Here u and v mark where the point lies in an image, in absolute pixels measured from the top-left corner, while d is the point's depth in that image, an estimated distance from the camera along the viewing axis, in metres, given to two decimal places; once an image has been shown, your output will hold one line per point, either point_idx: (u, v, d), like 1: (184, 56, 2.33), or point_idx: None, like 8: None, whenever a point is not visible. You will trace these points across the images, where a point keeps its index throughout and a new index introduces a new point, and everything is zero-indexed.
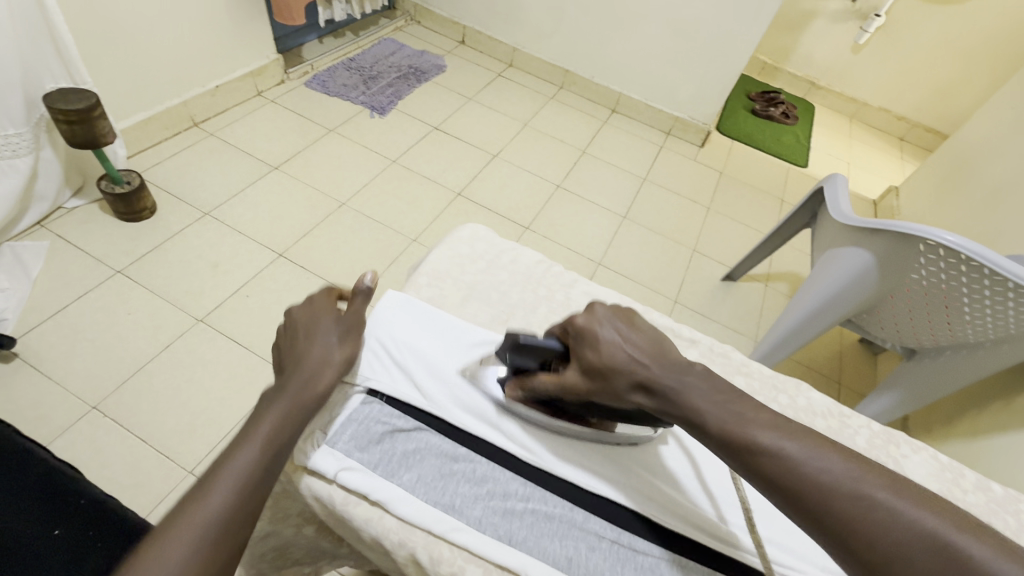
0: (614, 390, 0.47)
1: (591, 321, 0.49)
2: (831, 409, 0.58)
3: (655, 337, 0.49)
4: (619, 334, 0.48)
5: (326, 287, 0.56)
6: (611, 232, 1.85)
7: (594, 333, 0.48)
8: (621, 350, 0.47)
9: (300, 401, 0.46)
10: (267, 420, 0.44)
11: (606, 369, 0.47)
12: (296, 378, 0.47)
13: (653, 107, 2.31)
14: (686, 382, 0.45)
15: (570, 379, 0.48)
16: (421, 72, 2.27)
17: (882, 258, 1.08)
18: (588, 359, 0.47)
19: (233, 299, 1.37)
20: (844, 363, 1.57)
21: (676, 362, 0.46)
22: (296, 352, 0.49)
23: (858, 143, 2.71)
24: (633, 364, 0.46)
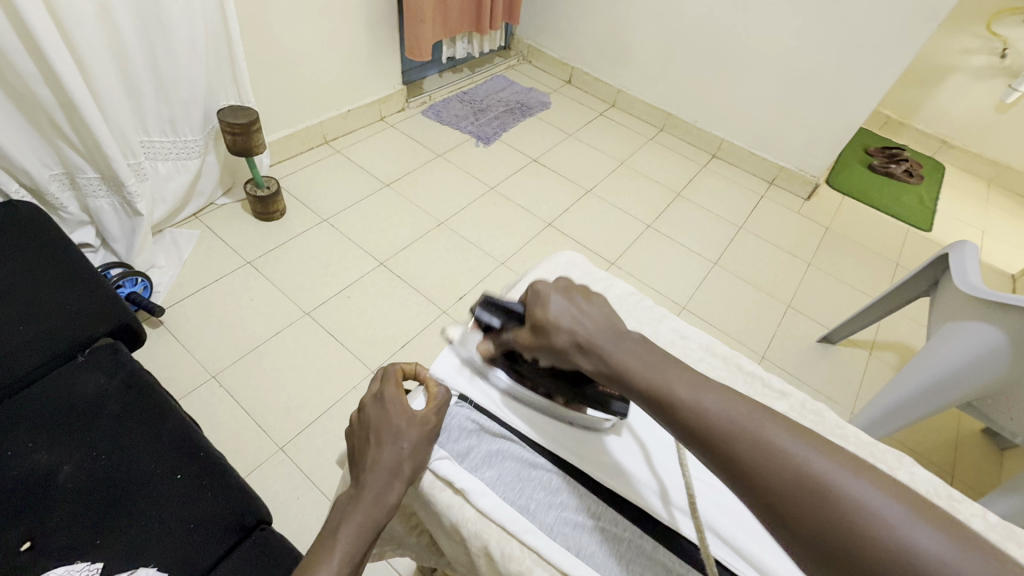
0: (555, 347, 0.46)
1: (547, 287, 0.49)
2: (938, 489, 0.53)
3: (609, 311, 0.48)
4: (572, 302, 0.48)
5: (395, 367, 0.52)
6: (699, 276, 1.81)
7: (546, 296, 0.48)
8: (570, 315, 0.47)
9: (380, 501, 0.44)
10: (350, 521, 0.43)
11: (551, 327, 0.47)
12: (373, 476, 0.45)
13: (758, 155, 2.24)
14: (623, 347, 0.45)
15: (522, 335, 0.49)
16: (527, 108, 2.40)
17: (1017, 338, 0.96)
18: (536, 316, 0.48)
19: (337, 298, 1.52)
20: (960, 454, 1.38)
21: (621, 331, 0.46)
22: (370, 446, 0.46)
23: (996, 210, 2.42)
24: (579, 327, 0.46)
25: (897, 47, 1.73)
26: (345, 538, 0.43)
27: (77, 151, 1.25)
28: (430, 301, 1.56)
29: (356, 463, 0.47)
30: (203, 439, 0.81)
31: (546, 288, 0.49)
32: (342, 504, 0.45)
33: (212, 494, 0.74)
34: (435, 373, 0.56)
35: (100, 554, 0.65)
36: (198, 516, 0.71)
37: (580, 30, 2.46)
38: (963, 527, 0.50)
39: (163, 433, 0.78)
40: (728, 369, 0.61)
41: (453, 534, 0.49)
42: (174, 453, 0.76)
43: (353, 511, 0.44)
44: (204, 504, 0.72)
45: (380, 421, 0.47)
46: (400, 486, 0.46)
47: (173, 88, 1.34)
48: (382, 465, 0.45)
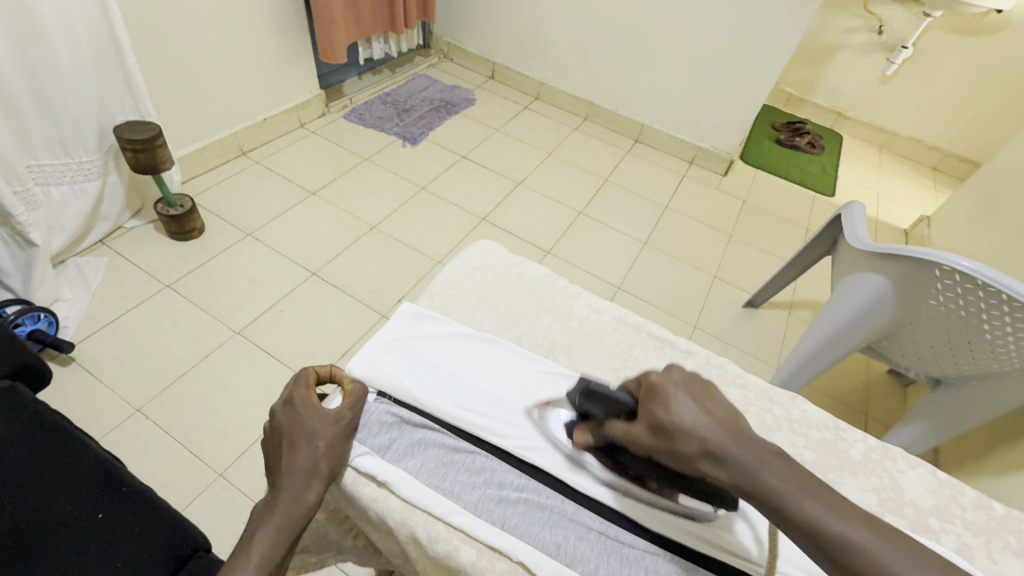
0: (682, 453, 0.43)
1: (664, 381, 0.47)
2: (826, 422, 0.59)
3: (730, 411, 0.46)
4: (696, 402, 0.46)
5: (306, 372, 0.52)
6: (631, 256, 1.89)
7: (666, 395, 0.46)
8: (694, 417, 0.45)
9: (298, 502, 0.44)
10: (267, 526, 0.43)
11: (676, 432, 0.44)
12: (289, 478, 0.45)
13: (676, 137, 2.36)
14: (760, 460, 0.43)
15: (636, 433, 0.46)
16: (451, 105, 2.40)
17: (898, 283, 1.08)
18: (656, 416, 0.45)
19: (268, 313, 1.46)
20: (872, 395, 1.52)
21: (751, 437, 0.44)
22: (285, 450, 0.47)
23: (888, 172, 2.67)
24: (706, 431, 0.44)
25: (786, 29, 1.87)
26: (262, 543, 0.43)
27: None
28: (368, 307, 1.54)
29: (272, 470, 0.47)
30: (125, 473, 0.77)
31: (662, 384, 0.46)
32: (259, 510, 0.45)
33: (137, 529, 0.70)
34: (353, 370, 0.55)
35: None
36: (122, 555, 0.67)
37: (496, 26, 2.48)
38: (847, 452, 0.56)
39: (77, 472, 0.74)
40: (638, 337, 0.64)
41: (383, 527, 0.49)
42: (93, 492, 0.72)
43: (271, 516, 0.44)
44: (129, 540, 0.69)
45: (293, 426, 0.48)
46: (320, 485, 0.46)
47: (59, 106, 1.24)
48: (297, 468, 0.46)
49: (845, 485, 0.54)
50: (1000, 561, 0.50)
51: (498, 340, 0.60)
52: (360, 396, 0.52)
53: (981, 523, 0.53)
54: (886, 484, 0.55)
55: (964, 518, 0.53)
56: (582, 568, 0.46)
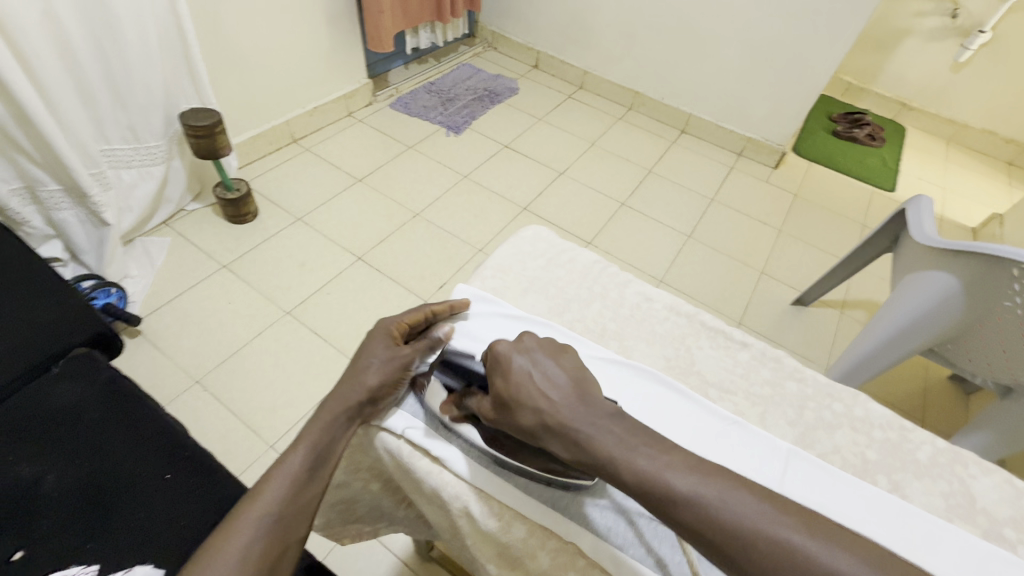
0: (520, 426, 0.45)
1: (508, 350, 0.48)
2: (891, 422, 0.56)
3: (578, 376, 0.46)
4: (536, 367, 0.47)
5: (415, 310, 0.58)
6: (674, 249, 1.84)
7: (508, 363, 0.47)
8: (536, 388, 0.45)
9: (345, 403, 0.50)
10: (319, 419, 0.49)
11: (513, 403, 0.45)
12: (344, 381, 0.51)
13: (724, 127, 2.28)
14: (598, 428, 0.43)
15: (484, 406, 0.47)
16: (495, 95, 2.40)
17: (968, 284, 1.01)
18: (498, 388, 0.46)
19: (316, 295, 1.51)
20: (930, 402, 1.44)
21: (590, 401, 0.44)
22: (349, 367, 0.52)
23: (956, 166, 2.50)
24: (543, 398, 0.45)
25: (850, 12, 1.77)
26: (317, 431, 0.49)
27: (36, 163, 1.23)
28: (410, 292, 1.57)
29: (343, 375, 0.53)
30: (189, 438, 0.81)
31: (506, 353, 0.47)
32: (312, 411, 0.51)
33: (202, 490, 0.75)
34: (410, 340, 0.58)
35: (94, 556, 0.65)
36: (187, 513, 0.72)
37: (542, 13, 2.45)
38: (913, 454, 0.54)
39: (148, 434, 0.79)
40: (691, 327, 0.62)
41: (433, 500, 0.51)
42: (162, 453, 0.77)
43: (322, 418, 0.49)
44: (192, 501, 0.73)
45: (365, 345, 0.53)
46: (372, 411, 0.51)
47: (129, 93, 1.31)
48: (351, 378, 0.51)
49: (911, 487, 0.51)
50: None
51: (550, 324, 0.60)
52: (439, 338, 0.56)
53: None
54: (956, 489, 0.52)
55: None
56: (632, 553, 0.46)
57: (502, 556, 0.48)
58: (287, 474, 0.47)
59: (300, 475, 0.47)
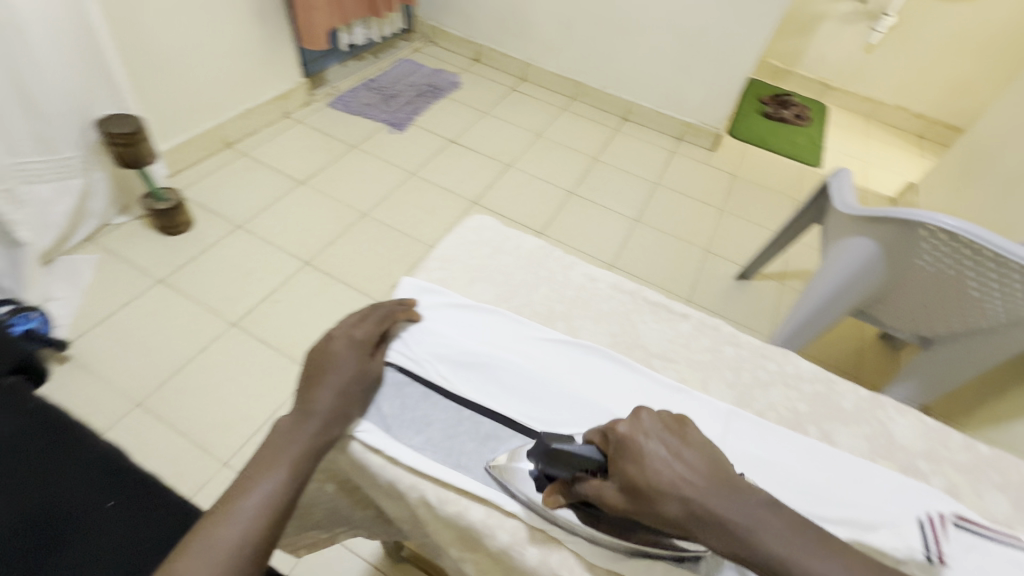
0: (664, 518, 0.39)
1: (633, 432, 0.42)
2: (819, 375, 0.60)
3: (708, 453, 0.41)
4: (669, 450, 0.41)
5: (382, 316, 0.55)
6: (623, 234, 1.90)
7: (638, 445, 0.41)
8: (673, 473, 0.40)
9: (328, 427, 0.47)
10: (300, 440, 0.45)
11: (652, 492, 0.39)
12: (325, 399, 0.47)
13: (663, 113, 2.35)
14: (754, 517, 0.37)
15: (608, 493, 0.42)
16: (437, 90, 2.38)
17: (885, 247, 1.09)
18: (630, 475, 0.40)
19: (264, 304, 1.46)
20: (863, 360, 1.56)
21: (733, 484, 0.39)
22: (323, 384, 0.48)
23: (874, 141, 2.69)
24: (683, 485, 0.39)
25: None
26: (299, 453, 0.44)
27: None
28: (363, 294, 1.54)
29: (312, 387, 0.48)
30: None
31: (634, 437, 0.42)
32: (283, 430, 0.45)
33: None
34: None
35: None
36: None
37: (479, 7, 2.45)
38: (840, 403, 0.58)
39: None
40: (634, 303, 0.64)
41: (390, 493, 0.50)
42: None
43: (299, 437, 0.45)
44: None
45: (340, 359, 0.50)
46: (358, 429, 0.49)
47: (37, 102, 1.22)
48: (332, 397, 0.48)
49: (839, 433, 0.56)
50: (986, 497, 0.53)
51: (498, 310, 0.60)
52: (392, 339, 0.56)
53: (968, 463, 0.55)
54: (878, 431, 0.57)
55: (951, 459, 0.55)
56: None
57: (464, 540, 0.48)
58: (265, 499, 0.41)
59: (280, 500, 0.42)
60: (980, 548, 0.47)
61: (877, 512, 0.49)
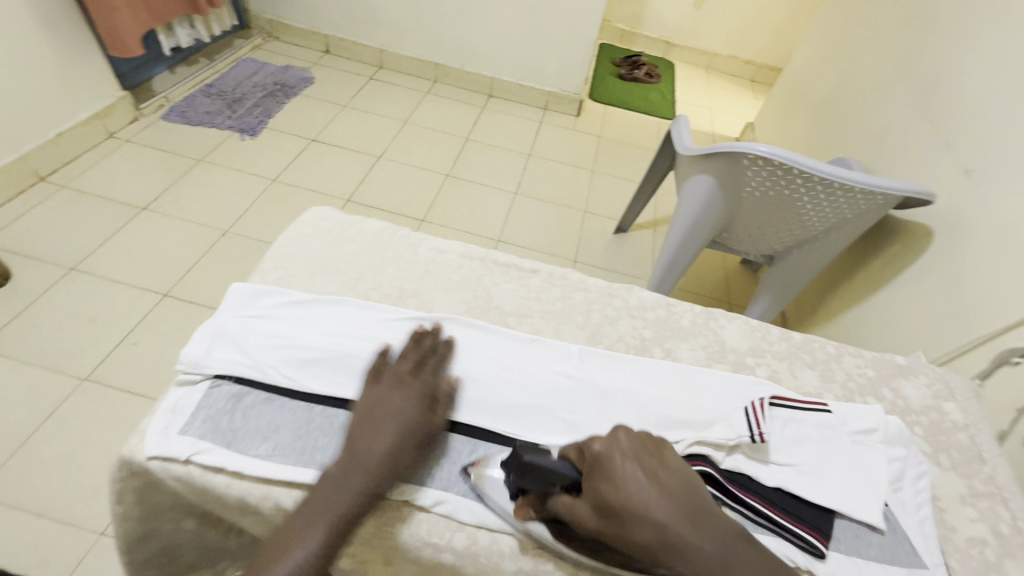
0: (632, 539, 0.41)
1: (611, 451, 0.45)
2: (660, 301, 0.66)
3: (689, 479, 0.44)
4: (646, 471, 0.44)
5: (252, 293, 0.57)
6: (505, 208, 1.92)
7: (614, 464, 0.44)
8: (651, 499, 0.42)
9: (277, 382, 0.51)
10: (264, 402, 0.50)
11: (625, 514, 0.41)
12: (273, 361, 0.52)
13: (525, 85, 2.40)
14: (724, 545, 0.40)
15: (580, 510, 0.44)
16: (288, 88, 2.22)
17: (720, 179, 1.20)
18: (603, 493, 0.43)
19: (120, 348, 1.29)
20: (731, 285, 1.74)
21: (709, 514, 0.42)
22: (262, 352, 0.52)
23: (716, 89, 2.96)
24: (657, 509, 0.41)
25: None
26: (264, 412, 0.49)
27: None
28: None
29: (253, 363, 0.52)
30: None
31: (613, 458, 0.44)
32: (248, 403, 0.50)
33: None
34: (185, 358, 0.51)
35: None
36: None
37: None
38: (679, 321, 0.64)
39: None
40: (486, 268, 0.65)
41: (248, 510, 0.47)
42: None
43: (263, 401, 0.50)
44: None
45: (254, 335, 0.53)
46: (382, 433, 0.47)
47: None
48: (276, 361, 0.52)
49: (680, 348, 0.62)
50: (800, 375, 0.62)
51: (341, 296, 0.59)
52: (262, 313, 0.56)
53: (785, 350, 0.64)
54: (709, 339, 0.64)
55: (772, 350, 0.64)
56: (457, 488, 0.49)
57: None
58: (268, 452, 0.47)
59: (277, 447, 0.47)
60: (794, 419, 0.55)
61: (717, 412, 0.55)
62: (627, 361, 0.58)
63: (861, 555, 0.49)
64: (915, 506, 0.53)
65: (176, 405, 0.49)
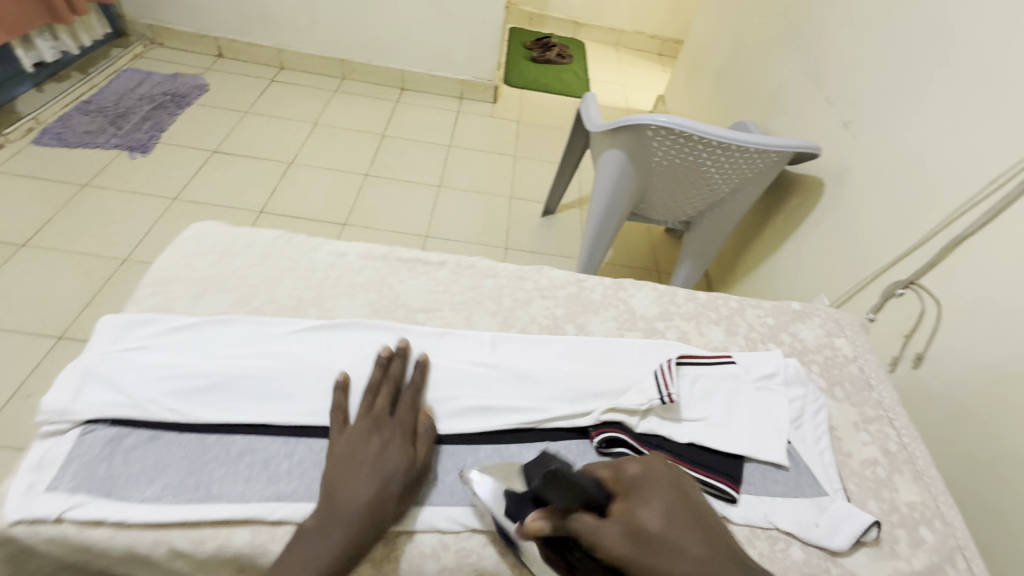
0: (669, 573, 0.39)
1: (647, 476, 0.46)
2: (569, 278, 0.71)
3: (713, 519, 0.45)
4: (680, 503, 0.44)
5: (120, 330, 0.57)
6: (430, 203, 1.89)
7: (650, 490, 0.44)
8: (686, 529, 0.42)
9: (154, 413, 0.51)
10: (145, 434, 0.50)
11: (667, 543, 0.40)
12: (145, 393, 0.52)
13: (438, 75, 2.35)
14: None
15: (612, 536, 0.41)
16: (179, 98, 2.06)
17: (629, 152, 1.23)
18: (643, 515, 0.42)
19: (11, 403, 1.16)
20: (658, 254, 1.80)
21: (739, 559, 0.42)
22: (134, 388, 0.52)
23: (627, 65, 3.03)
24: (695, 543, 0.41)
25: None
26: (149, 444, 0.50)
27: None
28: None
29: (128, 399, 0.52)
30: None
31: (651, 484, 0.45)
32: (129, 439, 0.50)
33: None
34: (53, 404, 0.50)
35: None
36: None
37: None
38: (590, 296, 0.69)
39: None
40: (391, 267, 0.68)
41: (141, 562, 0.46)
42: None
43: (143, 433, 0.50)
44: None
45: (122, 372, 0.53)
46: (360, 478, 0.47)
47: None
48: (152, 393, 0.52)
49: (592, 321, 0.66)
50: (707, 332, 0.68)
51: (228, 318, 0.59)
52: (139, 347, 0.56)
53: (692, 309, 0.70)
54: (621, 308, 0.68)
55: (682, 311, 0.69)
56: None
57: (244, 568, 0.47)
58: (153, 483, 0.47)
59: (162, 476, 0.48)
60: (702, 375, 0.60)
61: (627, 377, 0.58)
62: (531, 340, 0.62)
63: (769, 492, 0.54)
64: (816, 439, 0.60)
65: (40, 460, 0.48)
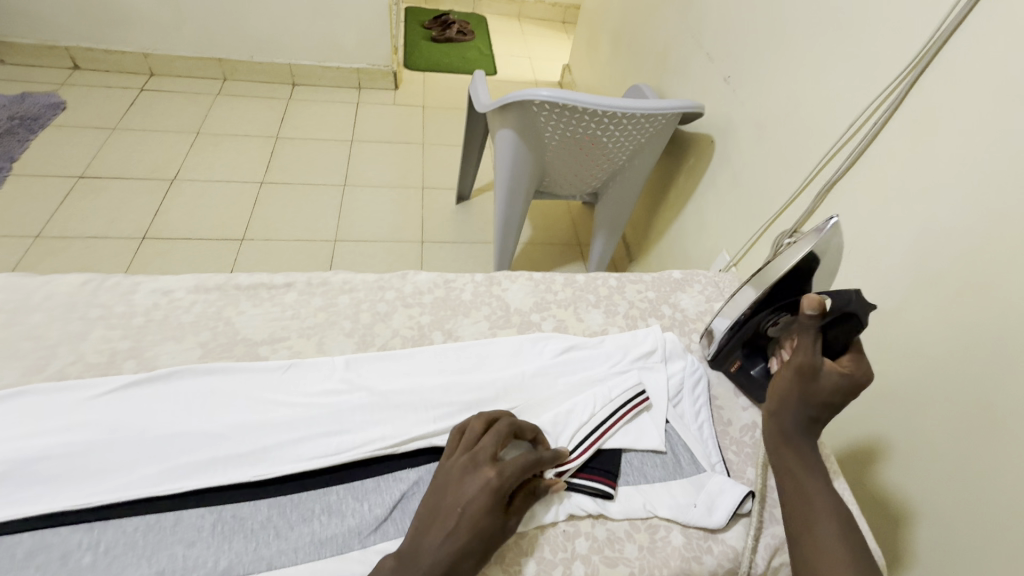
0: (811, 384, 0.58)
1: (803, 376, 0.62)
2: (436, 282, 0.73)
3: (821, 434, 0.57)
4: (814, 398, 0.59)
5: None
6: (336, 204, 1.78)
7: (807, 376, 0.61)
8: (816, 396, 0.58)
9: None
10: None
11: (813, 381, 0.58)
12: None
13: (330, 66, 2.20)
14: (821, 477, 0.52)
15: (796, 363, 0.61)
16: (29, 119, 1.82)
17: (518, 130, 1.19)
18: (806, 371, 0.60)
19: None
20: (579, 227, 1.79)
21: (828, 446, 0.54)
22: None
23: (531, 37, 2.97)
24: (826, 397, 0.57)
25: None
26: None
27: None
28: None
29: None
30: None
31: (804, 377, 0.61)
32: None
33: None
34: None
35: None
36: None
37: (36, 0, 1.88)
38: (459, 296, 0.72)
39: None
40: (229, 292, 0.68)
41: None
42: None
43: None
44: None
45: None
46: (446, 528, 0.46)
47: None
48: None
49: (461, 326, 0.69)
50: (587, 316, 0.73)
51: (23, 396, 0.54)
52: None
53: (569, 295, 0.75)
54: (494, 305, 0.72)
55: (556, 299, 0.74)
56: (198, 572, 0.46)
57: None
58: None
59: None
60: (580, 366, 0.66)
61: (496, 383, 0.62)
62: (390, 362, 0.63)
63: (645, 480, 0.58)
64: (693, 414, 0.65)
65: None
